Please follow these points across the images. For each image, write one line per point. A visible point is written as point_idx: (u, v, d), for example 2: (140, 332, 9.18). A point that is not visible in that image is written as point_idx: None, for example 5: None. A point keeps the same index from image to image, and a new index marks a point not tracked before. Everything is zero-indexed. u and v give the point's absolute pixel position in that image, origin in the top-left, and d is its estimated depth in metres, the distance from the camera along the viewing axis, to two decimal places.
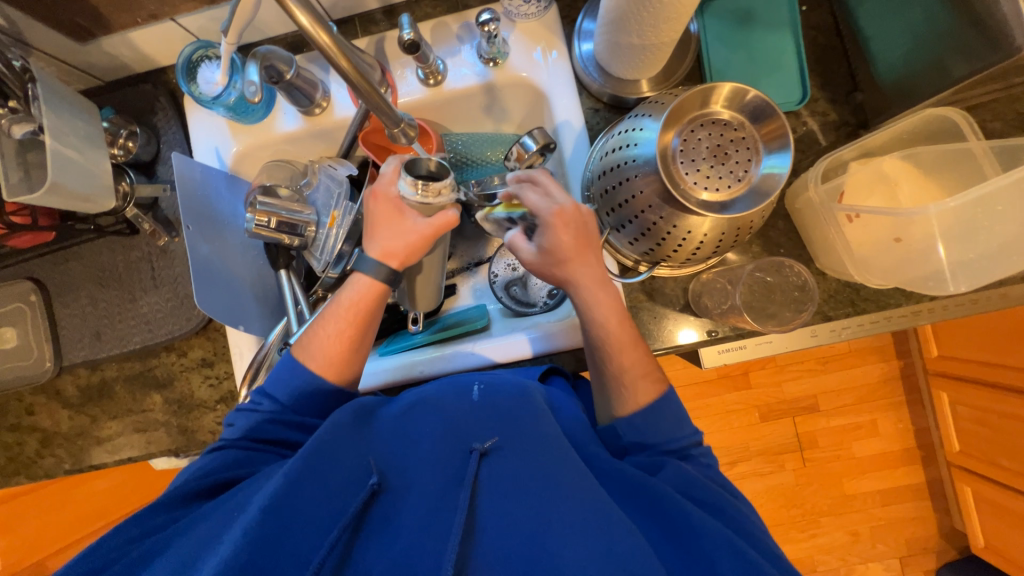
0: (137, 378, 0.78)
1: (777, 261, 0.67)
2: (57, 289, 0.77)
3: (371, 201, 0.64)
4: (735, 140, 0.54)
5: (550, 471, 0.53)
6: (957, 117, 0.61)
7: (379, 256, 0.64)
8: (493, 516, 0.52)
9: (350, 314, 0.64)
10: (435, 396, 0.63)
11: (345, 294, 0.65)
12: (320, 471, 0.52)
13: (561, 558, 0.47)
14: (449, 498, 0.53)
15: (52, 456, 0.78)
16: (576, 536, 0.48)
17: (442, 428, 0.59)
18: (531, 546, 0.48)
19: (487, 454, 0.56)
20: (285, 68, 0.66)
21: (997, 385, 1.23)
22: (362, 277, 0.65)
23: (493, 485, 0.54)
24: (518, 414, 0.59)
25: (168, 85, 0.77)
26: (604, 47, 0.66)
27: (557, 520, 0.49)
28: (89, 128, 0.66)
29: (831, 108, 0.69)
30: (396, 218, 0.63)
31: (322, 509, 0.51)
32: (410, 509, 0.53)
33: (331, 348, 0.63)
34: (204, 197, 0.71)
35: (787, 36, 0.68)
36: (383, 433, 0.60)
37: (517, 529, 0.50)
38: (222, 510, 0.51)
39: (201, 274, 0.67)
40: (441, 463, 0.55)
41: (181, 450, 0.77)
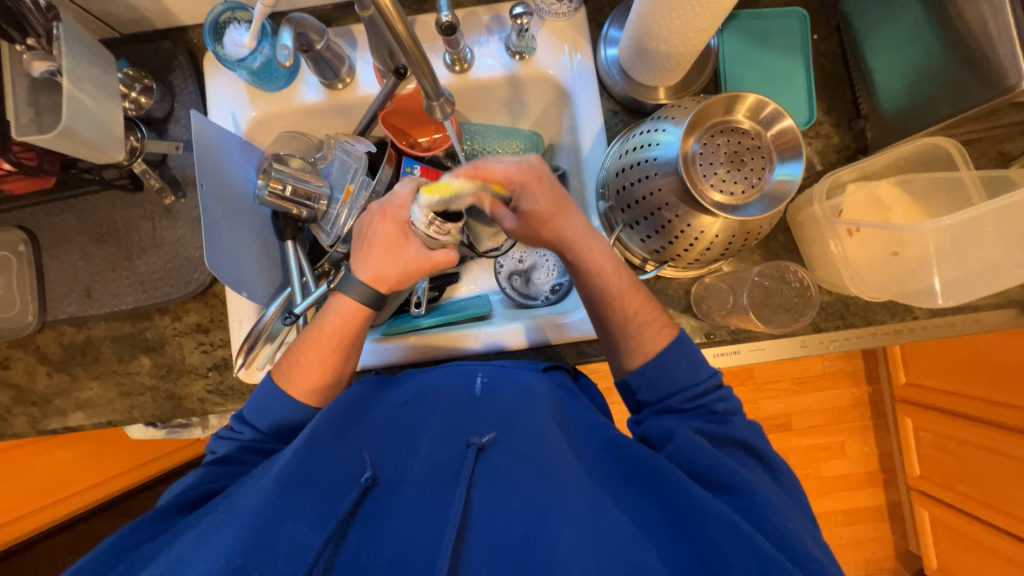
0: (126, 339, 0.75)
1: (781, 265, 0.70)
2: (49, 241, 0.74)
3: (377, 219, 0.62)
4: (751, 148, 0.57)
5: (550, 467, 0.51)
6: (952, 146, 0.66)
7: (368, 278, 0.63)
8: (488, 507, 0.49)
9: (331, 336, 0.63)
10: (437, 391, 0.63)
11: (329, 318, 0.64)
12: (312, 467, 0.52)
13: (563, 558, 0.44)
14: (445, 492, 0.51)
15: (25, 415, 0.75)
16: (577, 527, 0.46)
17: (441, 425, 0.58)
18: (531, 538, 0.47)
19: (485, 449, 0.54)
20: (316, 38, 0.66)
21: (958, 414, 1.30)
22: (346, 299, 0.64)
23: (491, 477, 0.52)
24: (519, 415, 0.57)
25: (188, 45, 0.76)
26: (629, 51, 0.68)
27: (557, 512, 0.48)
28: (106, 77, 0.64)
29: (834, 132, 0.73)
30: (399, 242, 0.62)
31: (315, 503, 0.50)
32: (406, 502, 0.51)
33: (313, 374, 0.62)
34: (219, 159, 0.70)
35: (799, 61, 0.73)
36: (377, 426, 0.59)
37: (516, 519, 0.48)
38: (212, 517, 0.50)
39: (211, 235, 0.66)
40: (437, 461, 0.54)
41: (165, 417, 0.75)
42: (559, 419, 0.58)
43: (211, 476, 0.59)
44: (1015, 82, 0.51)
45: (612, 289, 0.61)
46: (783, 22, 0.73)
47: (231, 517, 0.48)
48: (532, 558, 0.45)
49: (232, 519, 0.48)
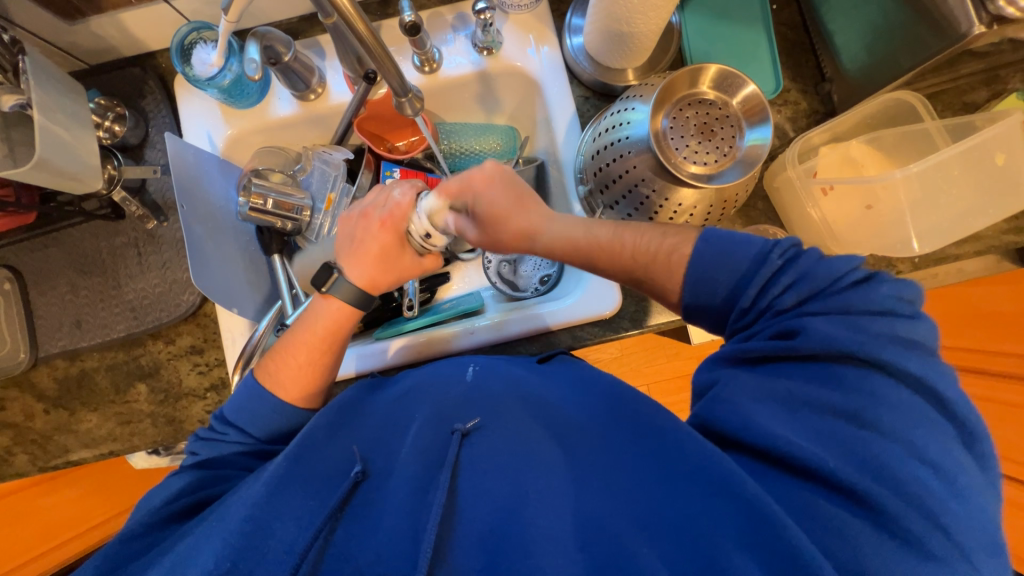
0: (120, 368, 0.75)
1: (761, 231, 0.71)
2: (34, 277, 0.74)
3: (377, 228, 0.64)
4: (720, 118, 0.58)
5: (535, 451, 0.51)
6: (915, 101, 0.68)
7: (362, 283, 0.65)
8: (471, 491, 0.49)
9: (320, 337, 0.64)
10: (427, 382, 0.61)
11: (318, 320, 0.64)
12: (301, 468, 0.51)
13: (545, 531, 0.45)
14: (431, 479, 0.50)
15: (24, 453, 0.74)
16: (556, 506, 0.46)
17: (430, 412, 0.57)
18: (513, 518, 0.46)
19: (469, 434, 0.53)
20: (283, 49, 0.67)
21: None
22: (333, 301, 0.64)
23: (478, 462, 0.51)
24: (504, 399, 0.56)
25: (157, 69, 0.76)
26: (593, 37, 0.69)
27: (539, 489, 0.48)
28: (77, 108, 0.65)
29: (801, 98, 0.75)
30: (395, 252, 0.65)
31: (303, 501, 0.49)
32: (393, 494, 0.50)
33: (301, 375, 0.63)
34: (196, 178, 0.70)
35: (761, 32, 0.74)
36: (369, 423, 0.59)
37: (496, 499, 0.48)
38: (205, 524, 0.49)
39: (197, 256, 0.66)
40: (423, 446, 0.53)
41: (167, 442, 0.75)
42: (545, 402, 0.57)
43: (200, 484, 0.56)
44: (966, 30, 0.52)
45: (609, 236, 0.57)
46: None
47: (220, 523, 0.48)
48: (513, 539, 0.44)
49: (218, 525, 0.47)
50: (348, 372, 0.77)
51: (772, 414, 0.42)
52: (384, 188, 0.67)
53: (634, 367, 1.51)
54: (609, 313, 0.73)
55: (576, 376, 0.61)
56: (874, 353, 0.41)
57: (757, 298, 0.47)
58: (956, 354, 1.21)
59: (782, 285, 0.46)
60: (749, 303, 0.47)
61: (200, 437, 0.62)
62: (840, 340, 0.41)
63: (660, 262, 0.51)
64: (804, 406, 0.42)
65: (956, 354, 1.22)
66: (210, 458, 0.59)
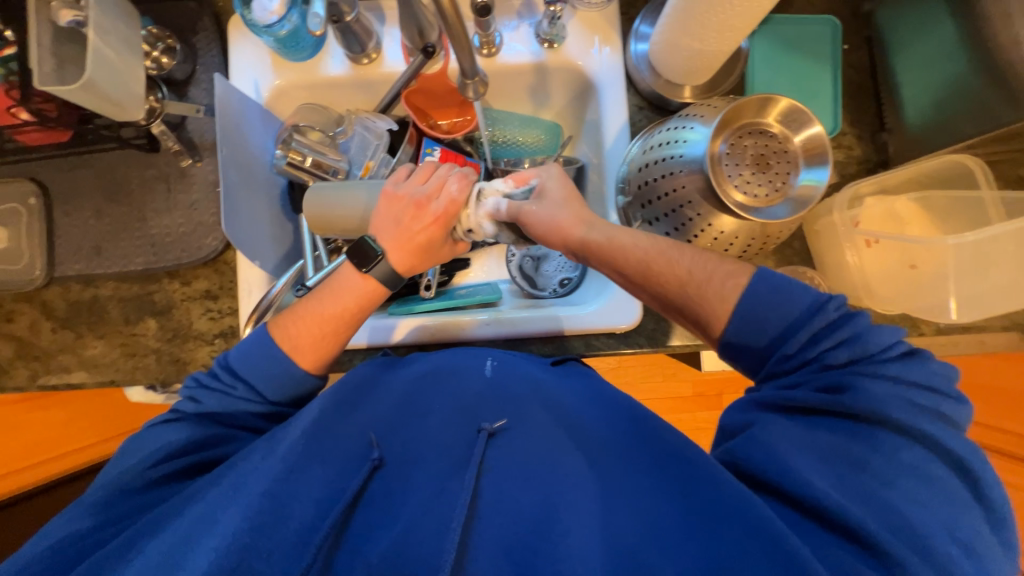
0: (133, 301, 0.74)
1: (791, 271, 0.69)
2: (60, 196, 0.74)
3: (422, 215, 0.62)
4: (778, 152, 0.57)
5: (558, 465, 0.51)
6: (973, 166, 0.66)
7: (400, 267, 0.63)
8: (496, 496, 0.49)
9: (348, 312, 0.62)
10: (448, 372, 0.62)
11: (347, 294, 0.62)
12: (319, 447, 0.52)
13: (573, 547, 0.45)
14: (455, 478, 0.50)
15: (27, 370, 0.74)
16: (586, 524, 0.46)
17: (452, 408, 0.57)
18: (539, 534, 0.46)
19: (495, 435, 0.53)
20: (348, 9, 0.65)
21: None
22: (366, 279, 0.62)
23: (500, 467, 0.51)
24: (524, 402, 0.57)
25: (213, 6, 0.75)
26: (660, 47, 0.68)
27: (567, 505, 0.48)
28: (131, 34, 0.63)
29: (856, 144, 0.73)
30: (438, 242, 0.63)
31: (322, 483, 0.50)
32: (414, 488, 0.50)
33: (320, 345, 0.61)
34: (239, 125, 0.69)
35: (828, 70, 0.73)
36: (387, 407, 0.58)
37: (522, 511, 0.48)
38: (219, 488, 0.49)
39: (229, 203, 0.66)
40: (448, 444, 0.54)
41: (169, 381, 0.75)
42: (567, 412, 0.58)
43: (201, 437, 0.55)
44: None
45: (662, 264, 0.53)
46: (815, 30, 0.73)
47: (237, 493, 0.48)
48: (538, 555, 0.44)
49: (240, 493, 0.47)
50: (359, 343, 0.75)
51: (807, 465, 0.42)
52: (434, 169, 0.64)
53: (630, 380, 1.51)
54: (626, 327, 0.73)
55: (593, 389, 0.61)
56: (912, 423, 0.41)
57: (805, 348, 0.47)
58: None
59: (832, 342, 0.46)
60: (795, 350, 0.47)
61: (200, 381, 0.60)
62: (881, 404, 0.42)
63: (712, 285, 0.51)
64: (842, 464, 0.42)
65: None
66: (213, 409, 0.58)
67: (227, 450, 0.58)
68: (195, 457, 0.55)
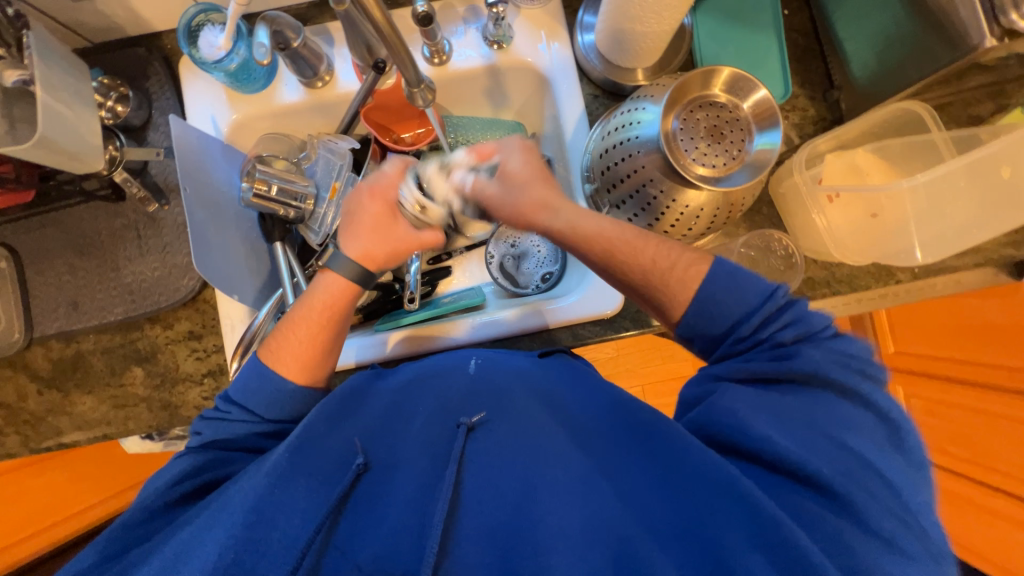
0: (117, 351, 0.74)
1: (765, 235, 0.71)
2: (31, 256, 0.73)
3: (367, 199, 0.65)
4: (730, 121, 0.58)
5: (541, 448, 0.52)
6: (921, 110, 0.67)
7: (357, 255, 0.64)
8: (478, 486, 0.51)
9: (320, 313, 0.63)
10: (427, 374, 0.62)
11: (314, 296, 0.63)
12: (302, 458, 0.51)
13: (553, 526, 0.46)
14: (436, 475, 0.52)
15: (16, 435, 0.73)
16: (566, 505, 0.48)
17: (434, 407, 0.58)
18: (520, 516, 0.48)
19: (474, 429, 0.55)
20: (292, 35, 0.65)
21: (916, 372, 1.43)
22: (335, 278, 0.64)
23: (480, 459, 0.53)
24: (509, 393, 0.58)
25: (163, 50, 0.75)
26: (605, 35, 0.69)
27: (546, 487, 0.49)
28: (82, 87, 0.64)
29: (810, 104, 0.75)
30: (389, 223, 0.65)
31: (306, 492, 0.50)
32: (399, 489, 0.52)
33: (302, 353, 0.61)
34: (200, 162, 0.69)
35: (772, 36, 0.74)
36: (370, 414, 0.58)
37: (504, 497, 0.50)
38: (207, 513, 0.49)
39: (199, 240, 0.66)
40: (431, 441, 0.55)
41: (162, 427, 0.74)
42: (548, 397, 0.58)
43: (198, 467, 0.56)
44: (978, 42, 0.52)
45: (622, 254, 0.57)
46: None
47: (223, 512, 0.48)
48: (521, 537, 0.47)
49: (222, 515, 0.47)
50: (347, 362, 0.77)
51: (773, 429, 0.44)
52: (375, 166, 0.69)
53: (631, 367, 1.52)
54: (610, 312, 0.74)
55: (568, 370, 0.63)
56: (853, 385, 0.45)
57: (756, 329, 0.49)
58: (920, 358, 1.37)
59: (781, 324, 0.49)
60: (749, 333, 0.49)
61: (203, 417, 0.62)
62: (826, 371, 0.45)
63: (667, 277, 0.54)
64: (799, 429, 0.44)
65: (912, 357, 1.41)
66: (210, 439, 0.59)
67: (229, 474, 0.57)
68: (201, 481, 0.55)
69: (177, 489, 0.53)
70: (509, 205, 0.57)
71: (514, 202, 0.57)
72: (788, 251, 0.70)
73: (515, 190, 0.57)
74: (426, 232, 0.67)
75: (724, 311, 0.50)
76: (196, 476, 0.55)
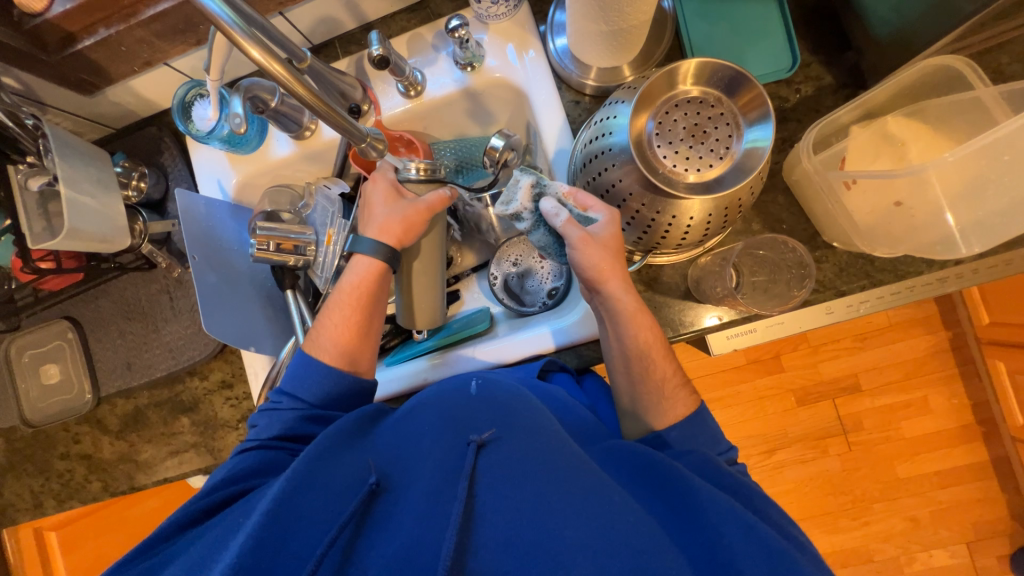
0: (166, 403, 0.82)
1: (770, 238, 0.66)
2: (90, 325, 0.83)
3: (370, 185, 0.70)
4: (714, 116, 0.53)
5: (549, 459, 0.52)
6: (958, 65, 0.56)
7: (376, 232, 0.67)
8: (492, 499, 0.51)
9: (349, 296, 0.68)
10: (433, 398, 0.64)
11: (347, 281, 0.69)
12: (320, 474, 0.55)
13: (567, 539, 0.47)
14: (447, 490, 0.53)
15: (98, 481, 0.84)
16: (577, 515, 0.48)
17: (444, 425, 0.59)
18: (536, 528, 0.48)
19: (485, 445, 0.55)
20: (268, 96, 0.68)
21: (1015, 344, 1.32)
22: (362, 262, 0.68)
23: (492, 472, 0.53)
24: (515, 408, 0.58)
25: (171, 126, 0.82)
26: (576, 38, 0.64)
27: (559, 498, 0.49)
28: (102, 174, 0.71)
29: (825, 71, 0.66)
30: (395, 196, 0.68)
31: (322, 508, 0.53)
32: (410, 506, 0.54)
33: (341, 336, 0.68)
34: (208, 227, 0.74)
35: (768, 3, 0.65)
36: (388, 440, 0.62)
37: (517, 511, 0.50)
38: (230, 520, 0.55)
39: (211, 302, 0.70)
40: (441, 459, 0.56)
41: (212, 468, 0.82)
42: (552, 415, 0.59)
43: (226, 481, 0.61)
44: None
45: (632, 327, 0.60)
46: None
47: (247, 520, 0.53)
48: (537, 547, 0.47)
49: (245, 525, 0.51)
50: None
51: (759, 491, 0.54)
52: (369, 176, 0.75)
53: None
54: None
55: (563, 399, 0.65)
56: None
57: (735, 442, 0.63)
58: (1005, 330, 1.34)
59: None
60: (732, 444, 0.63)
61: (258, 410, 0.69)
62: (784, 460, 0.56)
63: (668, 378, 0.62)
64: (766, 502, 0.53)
65: (996, 329, 1.37)
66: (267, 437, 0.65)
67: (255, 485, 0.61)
68: (232, 490, 0.60)
69: (207, 499, 0.59)
70: (587, 269, 0.58)
71: (591, 265, 0.57)
72: (797, 252, 0.65)
73: (591, 255, 0.57)
74: (430, 195, 0.68)
75: (711, 441, 0.61)
76: (233, 485, 0.60)
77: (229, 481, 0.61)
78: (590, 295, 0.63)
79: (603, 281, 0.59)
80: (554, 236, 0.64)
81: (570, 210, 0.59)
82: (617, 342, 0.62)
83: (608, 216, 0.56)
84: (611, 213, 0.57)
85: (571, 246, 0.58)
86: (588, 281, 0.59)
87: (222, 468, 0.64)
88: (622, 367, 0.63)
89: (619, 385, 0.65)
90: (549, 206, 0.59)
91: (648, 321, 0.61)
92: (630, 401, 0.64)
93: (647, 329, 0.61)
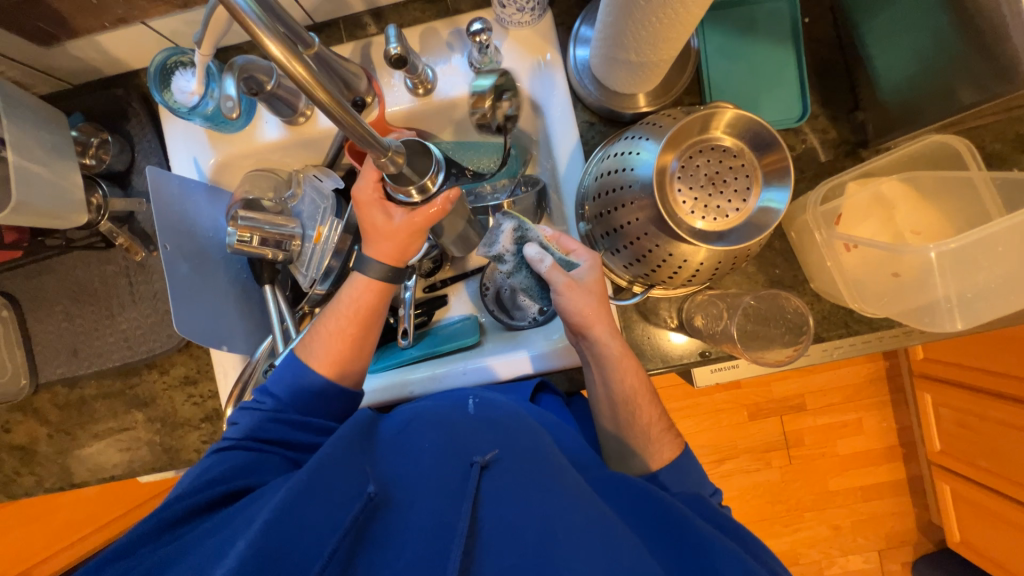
0: (118, 396, 0.75)
1: (772, 293, 0.67)
2: (30, 303, 0.74)
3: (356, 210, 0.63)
4: (734, 167, 0.54)
5: (553, 487, 0.52)
6: (958, 145, 0.62)
7: (376, 257, 0.65)
8: (497, 522, 0.50)
9: (348, 309, 0.66)
10: (434, 414, 0.63)
11: (343, 305, 0.66)
12: (319, 484, 0.52)
13: (574, 563, 0.45)
14: (451, 511, 0.52)
15: (31, 475, 0.76)
16: (584, 542, 0.47)
17: (446, 447, 0.58)
18: (545, 549, 0.47)
19: (488, 467, 0.55)
20: (264, 78, 0.62)
21: (945, 380, 1.47)
22: (363, 279, 0.66)
23: (496, 497, 0.53)
24: (517, 429, 0.59)
25: (141, 89, 0.73)
26: (599, 61, 0.62)
27: (563, 522, 0.49)
28: (56, 139, 0.63)
29: (831, 126, 0.68)
30: (383, 218, 0.63)
31: (320, 522, 0.50)
32: (411, 522, 0.51)
33: (335, 347, 0.65)
34: (181, 210, 0.67)
35: (786, 50, 0.66)
36: (385, 457, 0.60)
37: (523, 537, 0.49)
38: (228, 527, 0.51)
39: (180, 295, 0.64)
40: (444, 482, 0.55)
41: (166, 469, 0.76)
42: (552, 445, 0.60)
43: (206, 482, 0.58)
44: None
45: (621, 368, 0.62)
46: (770, 5, 0.67)
47: (245, 526, 0.49)
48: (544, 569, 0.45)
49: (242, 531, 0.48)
50: None
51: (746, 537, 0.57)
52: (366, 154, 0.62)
53: None
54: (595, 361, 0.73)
55: (557, 424, 0.66)
56: None
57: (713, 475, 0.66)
58: (936, 365, 1.48)
59: None
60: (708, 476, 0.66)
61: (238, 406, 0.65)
62: None
63: (656, 428, 0.65)
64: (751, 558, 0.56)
65: (930, 364, 1.50)
66: (248, 435, 0.62)
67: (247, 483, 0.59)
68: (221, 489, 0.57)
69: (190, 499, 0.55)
70: (572, 314, 0.59)
71: (577, 310, 0.58)
72: (800, 313, 0.66)
73: (577, 300, 0.58)
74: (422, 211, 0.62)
75: (698, 482, 0.65)
76: (219, 485, 0.57)
77: (214, 482, 0.58)
78: (575, 339, 0.64)
79: (594, 323, 0.59)
80: (536, 280, 0.65)
81: (554, 254, 0.61)
82: (603, 385, 0.64)
83: (591, 262, 0.59)
84: (591, 257, 0.61)
85: (555, 291, 0.58)
86: (575, 324, 0.60)
87: (197, 468, 0.61)
88: (606, 410, 0.65)
89: (605, 426, 0.67)
90: (532, 251, 0.60)
91: (632, 364, 0.63)
92: (617, 444, 0.66)
93: (632, 373, 0.63)
